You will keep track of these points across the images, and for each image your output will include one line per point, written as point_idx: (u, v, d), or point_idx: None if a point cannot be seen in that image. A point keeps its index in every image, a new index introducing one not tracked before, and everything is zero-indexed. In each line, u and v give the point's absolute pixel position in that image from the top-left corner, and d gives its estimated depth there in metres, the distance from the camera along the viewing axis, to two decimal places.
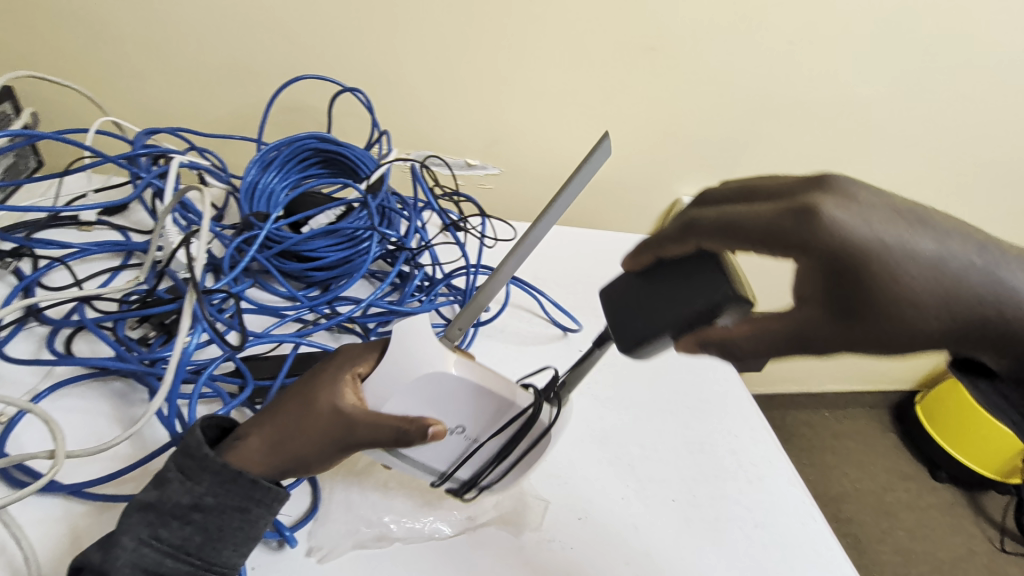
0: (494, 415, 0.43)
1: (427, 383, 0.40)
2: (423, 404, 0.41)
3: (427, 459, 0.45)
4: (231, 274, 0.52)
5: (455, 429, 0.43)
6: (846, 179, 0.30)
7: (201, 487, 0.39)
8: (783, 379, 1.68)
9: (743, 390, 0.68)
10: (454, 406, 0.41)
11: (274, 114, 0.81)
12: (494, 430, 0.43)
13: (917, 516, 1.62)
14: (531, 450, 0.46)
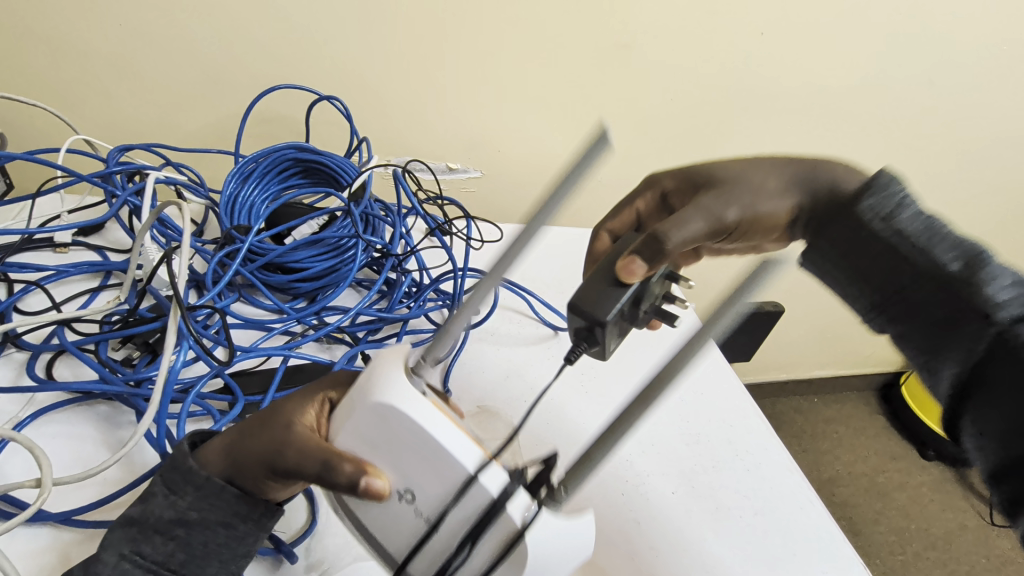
0: (450, 491, 0.33)
1: (369, 424, 0.34)
2: (366, 450, 0.34)
3: (385, 528, 0.37)
4: (215, 290, 0.51)
5: (401, 493, 0.34)
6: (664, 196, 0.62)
7: (182, 502, 0.38)
8: (772, 367, 1.71)
9: (733, 376, 0.68)
10: (400, 459, 0.34)
11: (250, 126, 0.80)
12: (450, 512, 0.33)
13: (909, 495, 1.65)
14: (502, 552, 0.33)
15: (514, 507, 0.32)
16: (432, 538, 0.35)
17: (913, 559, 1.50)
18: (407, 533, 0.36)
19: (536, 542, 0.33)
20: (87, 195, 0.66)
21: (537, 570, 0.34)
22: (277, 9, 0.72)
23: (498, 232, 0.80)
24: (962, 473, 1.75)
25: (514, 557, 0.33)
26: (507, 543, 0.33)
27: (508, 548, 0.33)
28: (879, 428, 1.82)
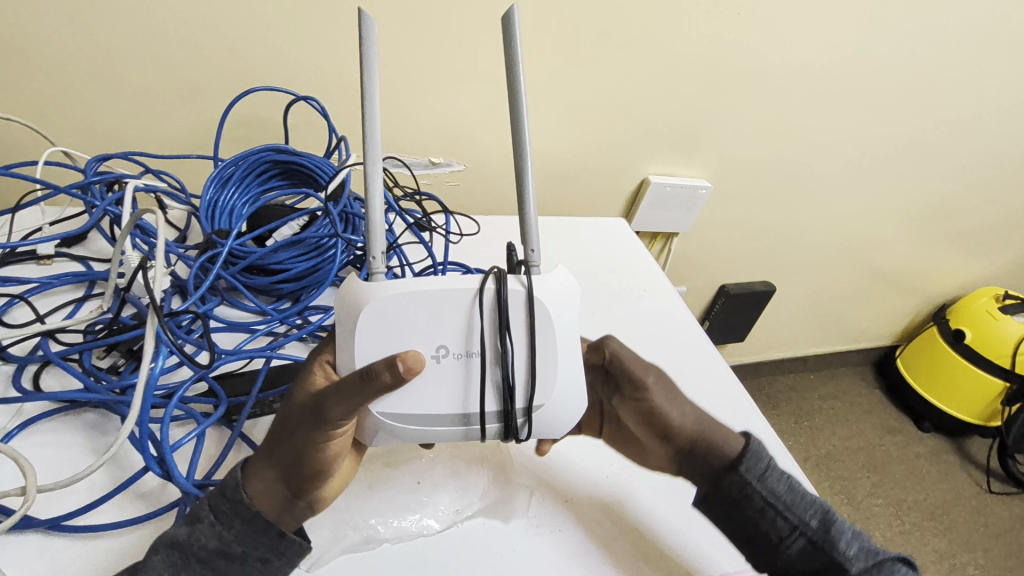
0: (468, 312, 0.43)
1: (371, 325, 0.42)
2: (381, 351, 0.42)
3: (448, 396, 0.43)
4: (196, 295, 0.52)
5: (439, 355, 0.42)
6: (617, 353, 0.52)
7: (228, 533, 0.41)
8: (766, 347, 1.72)
9: (727, 369, 0.71)
10: (415, 331, 0.42)
11: (229, 130, 0.80)
12: (484, 325, 0.43)
13: (905, 466, 1.67)
14: (530, 320, 0.43)
15: (511, 282, 0.43)
16: (484, 363, 0.43)
17: (911, 529, 1.52)
18: (464, 385, 0.43)
19: (543, 295, 0.43)
20: (68, 206, 0.66)
21: (562, 321, 0.44)
22: (248, 11, 0.72)
23: (475, 225, 0.83)
24: (958, 443, 1.77)
25: (540, 316, 0.43)
26: (529, 311, 0.43)
27: (532, 313, 0.43)
28: (875, 402, 1.84)
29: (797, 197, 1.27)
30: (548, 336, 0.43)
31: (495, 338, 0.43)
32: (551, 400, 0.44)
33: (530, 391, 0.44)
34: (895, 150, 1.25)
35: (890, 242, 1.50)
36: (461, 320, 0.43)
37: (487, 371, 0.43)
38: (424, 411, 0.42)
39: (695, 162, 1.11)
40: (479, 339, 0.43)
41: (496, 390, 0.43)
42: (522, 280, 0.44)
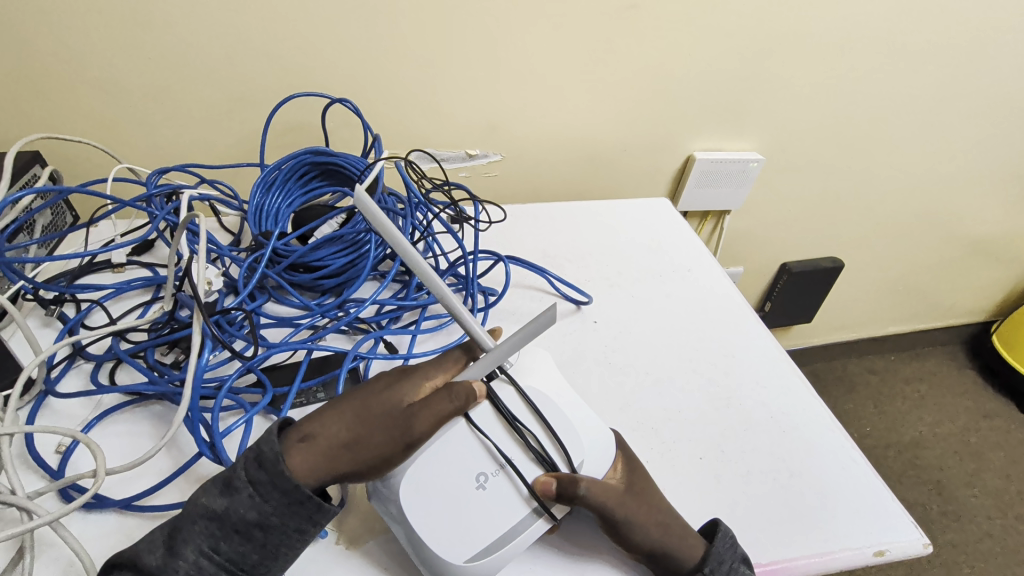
0: (478, 436, 0.45)
1: (416, 494, 0.44)
2: (439, 509, 0.43)
3: (506, 498, 0.44)
4: (243, 293, 0.56)
5: (482, 481, 0.44)
6: (575, 489, 0.44)
7: (267, 505, 0.42)
8: (839, 327, 1.60)
9: (771, 340, 0.67)
10: (454, 470, 0.44)
11: (275, 138, 0.84)
12: (501, 434, 0.45)
13: (1007, 454, 1.51)
14: (533, 405, 0.46)
15: (495, 388, 0.47)
16: (516, 466, 0.45)
17: (1015, 522, 1.38)
18: (516, 489, 0.44)
19: (530, 381, 0.47)
20: (136, 218, 0.72)
21: (559, 393, 0.48)
22: (286, 19, 0.75)
23: (503, 213, 0.83)
24: None
25: (545, 405, 0.46)
26: (530, 401, 0.46)
27: (529, 399, 0.46)
28: (970, 384, 1.67)
29: (865, 163, 1.17)
30: (558, 411, 0.46)
31: (512, 433, 0.45)
32: (593, 460, 0.47)
33: (566, 457, 0.46)
34: (981, 103, 1.12)
35: (979, 207, 1.36)
36: (478, 444, 0.45)
37: (523, 470, 0.45)
38: (492, 531, 0.44)
39: (747, 133, 1.04)
40: (501, 450, 0.45)
41: (545, 471, 0.45)
42: (506, 378, 0.47)
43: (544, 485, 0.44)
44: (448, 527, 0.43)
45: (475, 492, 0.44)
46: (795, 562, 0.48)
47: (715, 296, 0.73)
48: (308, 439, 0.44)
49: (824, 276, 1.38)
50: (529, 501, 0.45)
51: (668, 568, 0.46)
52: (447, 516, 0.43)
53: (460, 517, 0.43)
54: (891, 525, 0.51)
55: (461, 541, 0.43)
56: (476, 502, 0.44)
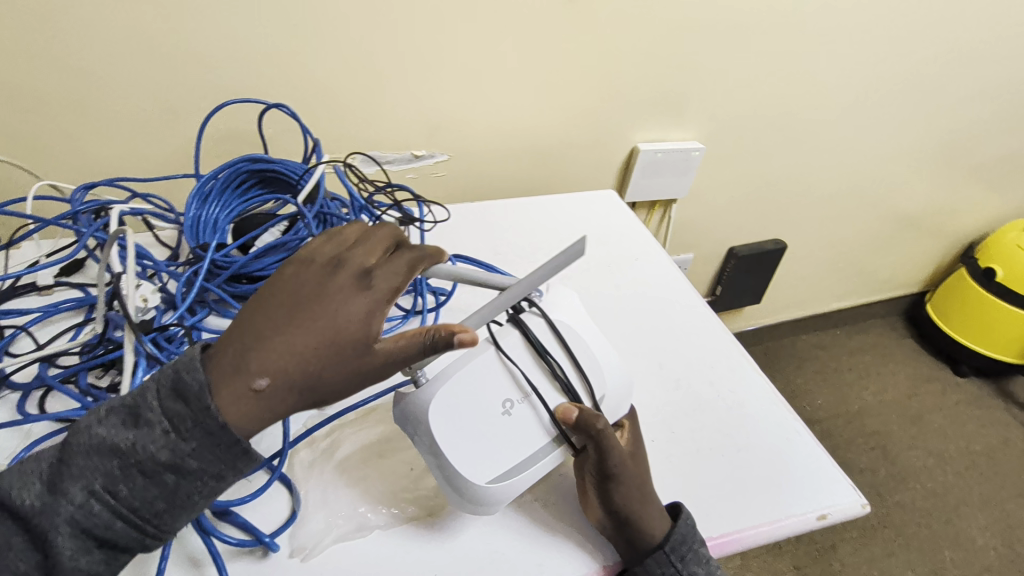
0: (511, 365, 0.48)
1: (441, 410, 0.46)
2: (458, 424, 0.46)
3: (522, 429, 0.47)
4: (180, 308, 0.54)
5: (507, 406, 0.47)
6: (595, 426, 0.47)
7: (184, 445, 0.40)
8: (787, 306, 1.67)
9: (716, 322, 0.69)
10: (482, 391, 0.47)
11: (210, 147, 0.82)
12: (530, 367, 0.48)
13: (944, 415, 1.61)
14: (561, 337, 0.49)
15: (525, 321, 0.49)
16: (536, 403, 0.47)
17: (954, 478, 1.47)
18: (537, 418, 0.47)
19: (559, 317, 0.51)
20: (62, 237, 0.69)
21: (584, 328, 0.51)
22: (214, 24, 0.72)
23: (447, 213, 0.83)
24: (999, 385, 1.70)
25: (573, 339, 0.50)
26: (558, 333, 0.49)
27: (558, 331, 0.49)
28: (908, 351, 1.78)
29: (799, 148, 1.23)
30: (587, 350, 0.50)
31: (540, 365, 0.48)
32: (612, 392, 0.51)
33: (588, 390, 0.49)
34: (898, 87, 1.19)
35: (906, 185, 1.44)
36: (508, 371, 0.48)
37: (546, 398, 0.48)
38: (505, 456, 0.46)
39: (687, 124, 1.08)
40: (530, 377, 0.48)
41: (567, 401, 0.48)
42: (536, 311, 0.50)
43: (565, 413, 0.46)
44: (465, 443, 0.46)
45: (496, 416, 0.46)
46: (743, 533, 0.50)
47: (662, 282, 0.75)
48: (263, 391, 0.41)
49: (769, 257, 1.44)
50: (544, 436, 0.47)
51: (631, 538, 0.47)
52: (467, 436, 0.46)
53: (477, 437, 0.46)
54: (832, 490, 0.54)
55: (469, 458, 0.45)
56: (496, 427, 0.46)
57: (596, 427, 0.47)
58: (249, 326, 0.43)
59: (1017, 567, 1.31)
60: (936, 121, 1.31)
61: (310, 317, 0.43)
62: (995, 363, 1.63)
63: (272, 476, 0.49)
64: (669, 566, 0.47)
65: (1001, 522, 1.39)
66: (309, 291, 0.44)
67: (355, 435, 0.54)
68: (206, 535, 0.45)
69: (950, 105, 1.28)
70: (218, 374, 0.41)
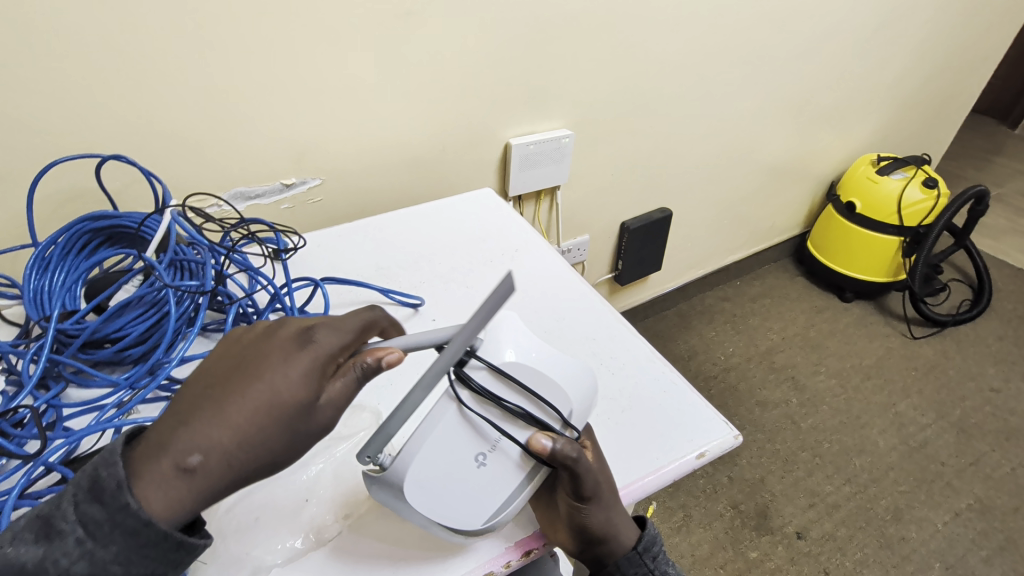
0: (469, 422, 0.44)
1: (421, 483, 0.44)
2: (442, 496, 0.44)
3: (502, 473, 0.45)
4: (22, 387, 0.51)
5: (481, 460, 0.44)
6: (567, 457, 0.45)
7: (105, 552, 0.38)
8: (688, 267, 1.78)
9: (594, 296, 0.73)
10: (453, 458, 0.44)
11: (52, 210, 0.76)
12: (491, 418, 0.44)
13: (839, 338, 1.78)
14: (514, 378, 0.44)
15: (472, 374, 0.43)
16: (508, 442, 0.45)
17: (854, 393, 1.62)
18: (514, 461, 0.45)
19: (502, 355, 0.44)
20: None
21: (533, 355, 0.45)
22: (28, 81, 0.68)
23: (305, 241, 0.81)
24: (879, 303, 1.91)
25: (529, 373, 0.44)
26: (509, 376, 0.44)
27: (509, 373, 0.44)
28: (800, 288, 1.95)
29: (663, 121, 1.32)
30: (540, 374, 0.45)
31: (499, 413, 0.44)
32: (582, 405, 0.48)
33: (558, 411, 0.46)
34: (737, 52, 1.31)
35: (766, 139, 1.58)
36: (468, 428, 0.44)
37: (516, 438, 0.45)
38: (497, 502, 0.46)
39: (554, 114, 1.13)
40: (493, 426, 0.44)
41: (537, 429, 0.45)
42: (478, 360, 0.44)
43: (539, 444, 0.44)
44: (457, 509, 0.45)
45: (474, 472, 0.45)
46: (632, 488, 0.53)
47: (542, 267, 0.78)
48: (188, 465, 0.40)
49: (661, 225, 1.53)
50: (523, 470, 0.46)
51: (604, 544, 0.51)
52: (451, 499, 0.45)
53: (462, 497, 0.45)
54: (708, 429, 0.58)
55: (465, 517, 0.46)
56: (478, 483, 0.45)
57: (569, 458, 0.45)
58: (181, 408, 0.42)
59: (916, 459, 1.47)
60: (777, 78, 1.45)
61: (247, 387, 0.42)
62: (871, 285, 1.82)
63: None
64: (642, 564, 0.53)
65: (898, 423, 1.55)
66: (247, 361, 0.44)
67: None
68: None
69: (785, 61, 1.43)
70: (145, 467, 0.40)
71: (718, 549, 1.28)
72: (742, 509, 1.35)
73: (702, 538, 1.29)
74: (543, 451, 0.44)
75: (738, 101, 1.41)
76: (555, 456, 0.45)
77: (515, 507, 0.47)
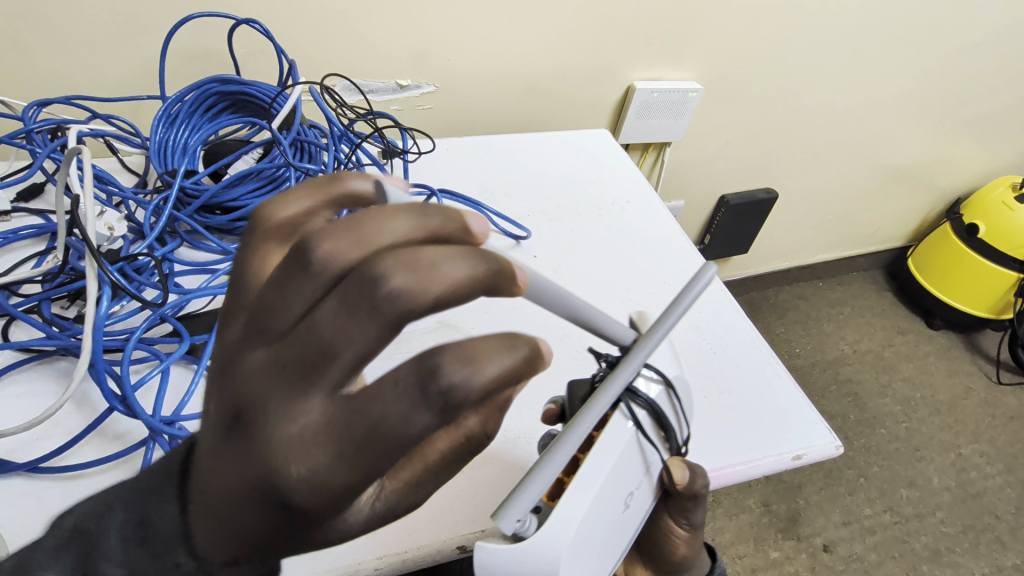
0: (636, 450, 0.42)
1: (582, 545, 0.39)
2: (596, 548, 0.41)
3: (635, 510, 0.45)
4: (148, 236, 0.52)
5: (627, 500, 0.43)
6: (702, 494, 0.49)
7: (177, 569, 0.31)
8: (773, 257, 1.67)
9: (704, 267, 0.69)
10: (615, 499, 0.41)
11: (177, 67, 0.75)
12: (655, 443, 0.44)
13: (915, 365, 1.67)
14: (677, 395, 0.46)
15: (642, 389, 0.44)
16: (652, 471, 0.45)
17: (917, 424, 1.53)
18: (653, 487, 0.46)
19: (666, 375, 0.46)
20: (15, 159, 0.64)
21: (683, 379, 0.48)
22: None
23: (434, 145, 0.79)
24: (970, 338, 1.76)
25: (685, 393, 0.48)
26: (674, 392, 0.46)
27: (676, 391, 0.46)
28: (886, 304, 1.81)
29: (798, 94, 1.19)
30: (686, 396, 0.48)
31: (659, 433, 0.44)
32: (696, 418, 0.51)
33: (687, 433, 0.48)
34: (904, 29, 1.15)
35: (902, 135, 1.41)
36: (635, 457, 0.42)
37: (660, 467, 0.46)
38: (622, 545, 0.45)
39: (685, 61, 1.03)
40: (655, 451, 0.44)
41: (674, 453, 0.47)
42: (650, 375, 0.45)
43: (681, 472, 0.46)
44: (599, 561, 0.42)
45: (623, 511, 0.43)
46: (723, 471, 0.51)
47: (650, 222, 0.74)
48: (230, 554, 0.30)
49: (761, 207, 1.42)
50: (647, 503, 0.46)
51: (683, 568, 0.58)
52: (603, 548, 0.42)
53: (607, 545, 0.42)
54: (809, 431, 0.55)
55: (603, 565, 0.43)
56: (621, 524, 0.43)
57: (701, 495, 0.49)
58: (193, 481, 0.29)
59: (968, 505, 1.40)
60: (939, 67, 1.27)
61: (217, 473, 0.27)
62: (969, 318, 1.67)
63: None
64: None
65: (958, 466, 1.46)
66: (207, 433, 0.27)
67: None
68: None
69: (954, 50, 1.25)
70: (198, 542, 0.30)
71: (739, 540, 1.27)
72: (773, 509, 1.33)
73: (726, 527, 1.29)
74: (687, 487, 0.47)
75: (886, 86, 1.26)
76: (692, 493, 0.48)
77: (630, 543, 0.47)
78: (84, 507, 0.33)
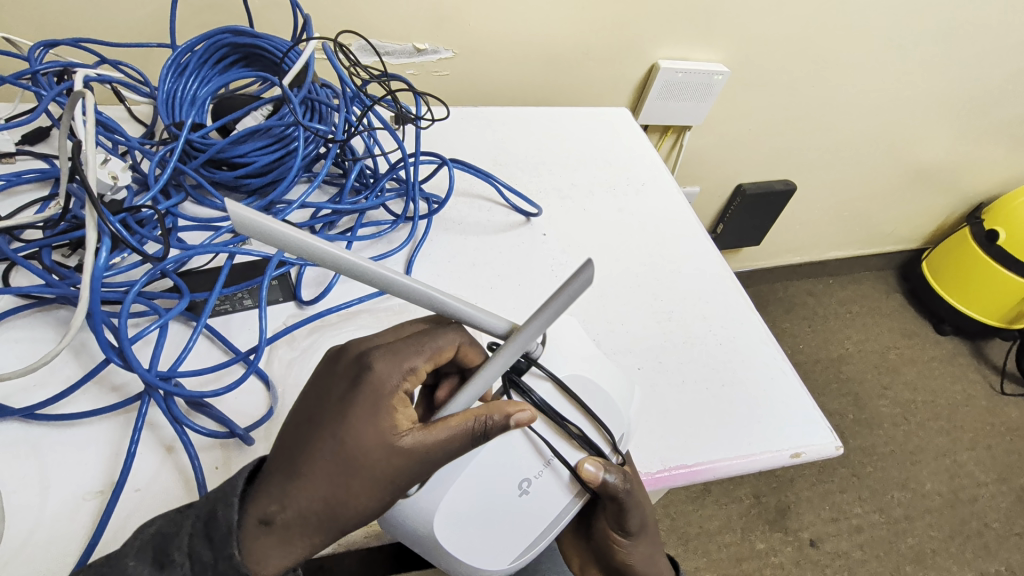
0: (519, 436, 0.40)
1: (455, 519, 0.39)
2: (480, 528, 0.40)
3: (547, 502, 0.41)
4: (152, 189, 0.51)
5: (524, 488, 0.40)
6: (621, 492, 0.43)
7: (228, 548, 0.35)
8: (785, 250, 1.65)
9: (717, 257, 0.67)
10: (498, 482, 0.39)
11: (190, 16, 0.73)
12: (548, 433, 0.40)
13: (919, 368, 1.65)
14: (575, 396, 0.41)
15: (533, 388, 0.40)
16: (553, 466, 0.41)
17: (915, 428, 1.52)
18: (563, 483, 0.41)
19: (567, 372, 0.42)
20: (21, 100, 0.62)
21: (601, 378, 0.43)
22: None
23: (448, 112, 0.77)
24: (977, 346, 1.74)
25: (591, 391, 0.42)
26: (569, 391, 0.41)
27: (573, 392, 0.41)
28: (895, 306, 1.79)
29: (828, 84, 1.15)
30: (603, 396, 0.43)
31: (555, 427, 0.40)
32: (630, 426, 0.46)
33: (605, 434, 0.43)
34: (945, 22, 1.10)
35: (931, 134, 1.37)
36: (522, 444, 0.40)
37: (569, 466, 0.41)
38: (529, 538, 0.42)
39: (713, 42, 0.99)
40: (547, 444, 0.40)
41: (587, 454, 0.42)
42: (540, 372, 0.41)
43: (589, 471, 0.41)
44: (486, 542, 0.41)
45: (517, 499, 0.40)
46: (718, 464, 0.50)
47: (663, 206, 0.72)
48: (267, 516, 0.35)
49: (777, 198, 1.39)
50: (558, 501, 0.42)
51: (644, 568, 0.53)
52: (493, 540, 0.41)
53: (498, 529, 0.40)
54: (810, 430, 0.54)
55: (496, 552, 0.41)
56: (520, 512, 0.40)
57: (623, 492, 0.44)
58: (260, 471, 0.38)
59: (957, 511, 1.40)
60: (977, 65, 1.22)
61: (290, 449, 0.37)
62: (979, 326, 1.64)
63: (245, 372, 0.47)
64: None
65: (951, 471, 1.46)
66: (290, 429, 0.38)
67: (336, 337, 0.52)
68: (178, 424, 0.43)
69: (995, 47, 1.19)
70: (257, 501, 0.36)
71: (727, 528, 1.28)
72: (763, 500, 1.33)
73: (715, 514, 1.30)
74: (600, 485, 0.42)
75: (920, 81, 1.21)
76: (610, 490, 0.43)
77: (550, 531, 0.43)
78: (167, 518, 0.37)
